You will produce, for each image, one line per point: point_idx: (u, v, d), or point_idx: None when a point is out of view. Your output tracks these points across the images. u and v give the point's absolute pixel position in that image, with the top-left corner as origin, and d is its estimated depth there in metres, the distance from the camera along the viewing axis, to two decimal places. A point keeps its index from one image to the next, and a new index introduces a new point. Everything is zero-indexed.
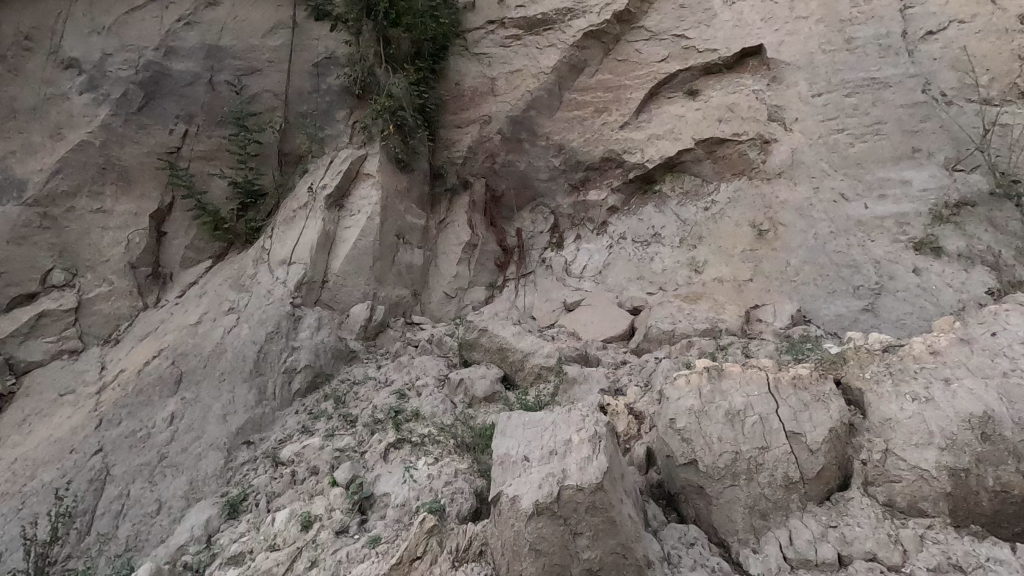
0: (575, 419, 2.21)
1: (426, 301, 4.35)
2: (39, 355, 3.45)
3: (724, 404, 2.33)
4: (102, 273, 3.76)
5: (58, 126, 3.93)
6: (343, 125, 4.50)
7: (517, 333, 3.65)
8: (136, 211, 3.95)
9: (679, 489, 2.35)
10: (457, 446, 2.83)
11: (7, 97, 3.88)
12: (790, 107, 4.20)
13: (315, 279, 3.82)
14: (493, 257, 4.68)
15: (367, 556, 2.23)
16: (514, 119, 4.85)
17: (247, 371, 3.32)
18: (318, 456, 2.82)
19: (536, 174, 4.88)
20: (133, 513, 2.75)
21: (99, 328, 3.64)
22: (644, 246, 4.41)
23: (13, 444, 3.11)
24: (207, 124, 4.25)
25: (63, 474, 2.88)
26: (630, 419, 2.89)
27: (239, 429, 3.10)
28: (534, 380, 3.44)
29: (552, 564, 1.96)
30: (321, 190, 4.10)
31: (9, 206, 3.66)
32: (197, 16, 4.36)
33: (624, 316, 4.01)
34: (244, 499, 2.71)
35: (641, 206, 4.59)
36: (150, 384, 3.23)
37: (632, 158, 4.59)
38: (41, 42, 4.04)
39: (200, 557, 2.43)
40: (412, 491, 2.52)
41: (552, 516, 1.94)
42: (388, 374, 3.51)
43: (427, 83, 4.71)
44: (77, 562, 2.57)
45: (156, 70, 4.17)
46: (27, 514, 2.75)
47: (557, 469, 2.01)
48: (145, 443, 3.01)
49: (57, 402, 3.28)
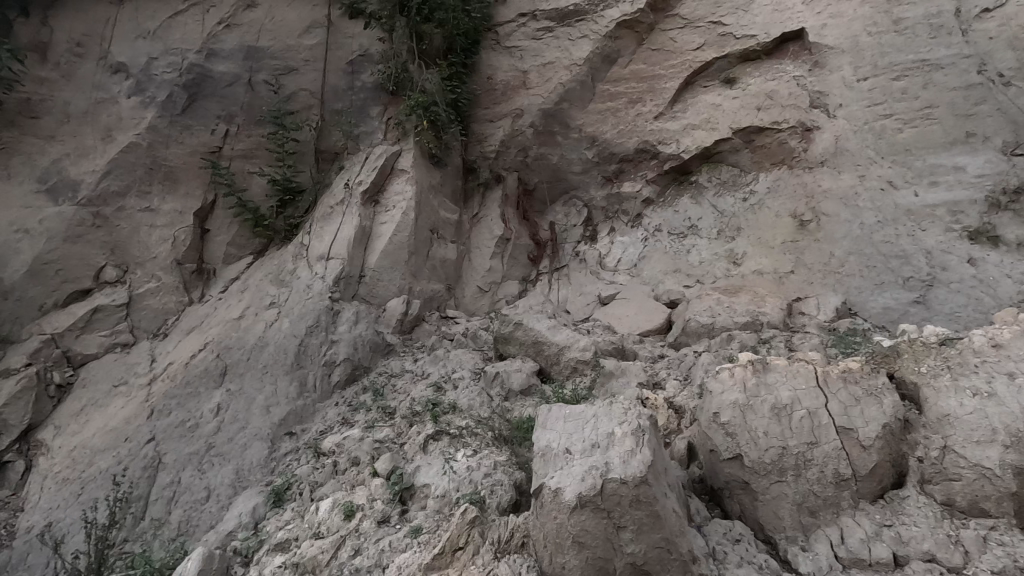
0: (617, 412, 2.19)
1: (460, 296, 4.38)
2: (95, 348, 3.62)
3: (769, 398, 2.26)
4: (151, 270, 3.91)
5: (108, 129, 4.09)
6: (377, 121, 4.54)
7: (553, 327, 3.64)
8: (181, 209, 4.09)
9: (723, 485, 2.30)
10: (495, 438, 2.84)
11: (61, 101, 4.06)
12: (833, 93, 4.06)
13: (352, 273, 3.88)
14: (527, 251, 4.67)
15: (409, 546, 2.27)
16: (547, 112, 4.81)
17: (289, 364, 3.41)
18: (358, 447, 2.87)
19: (569, 166, 4.83)
20: (184, 500, 2.87)
21: (148, 322, 3.79)
22: (681, 238, 4.33)
23: (72, 432, 3.26)
24: (247, 123, 4.35)
25: (119, 461, 3.02)
26: (669, 413, 2.85)
27: (281, 420, 3.18)
28: (569, 374, 3.43)
29: (595, 557, 1.96)
30: (357, 186, 4.15)
31: (64, 206, 3.83)
32: (236, 19, 4.46)
33: (660, 310, 3.95)
34: (288, 488, 2.79)
35: (677, 197, 4.50)
36: (197, 376, 3.34)
37: (667, 149, 4.50)
38: (92, 48, 4.21)
39: (248, 544, 2.50)
40: (451, 482, 2.54)
41: (595, 509, 1.94)
42: (425, 367, 3.55)
43: (459, 78, 4.73)
44: (134, 545, 2.70)
45: (198, 72, 4.29)
46: (87, 499, 2.90)
47: (600, 462, 2.00)
48: (193, 432, 3.12)
49: (111, 393, 3.43)
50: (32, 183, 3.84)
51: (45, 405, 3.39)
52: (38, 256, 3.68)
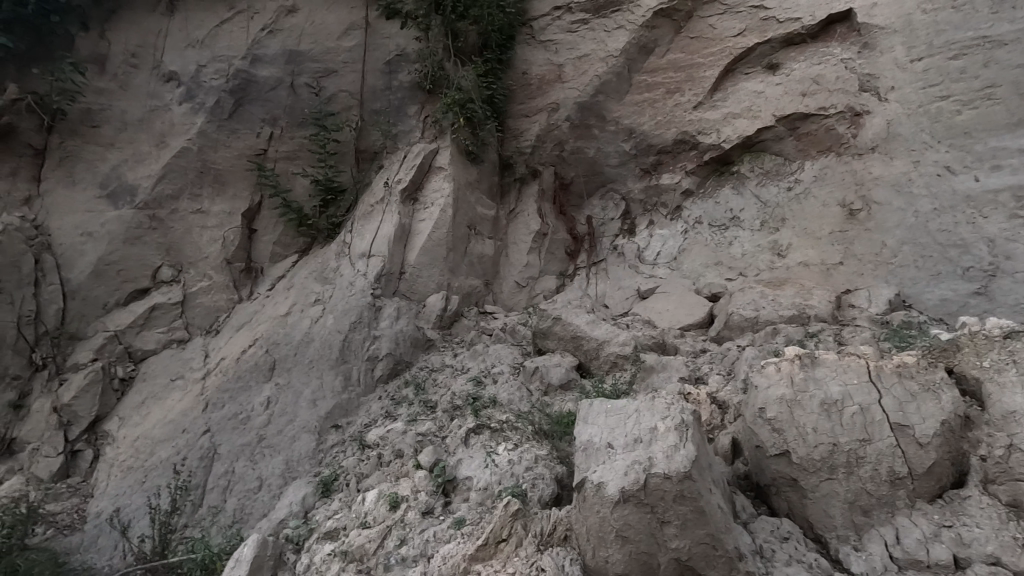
0: (660, 407, 2.17)
1: (498, 291, 4.40)
2: (153, 344, 3.82)
3: (818, 393, 2.20)
4: (202, 270, 4.08)
5: (162, 135, 4.29)
6: (414, 120, 4.60)
7: (592, 322, 3.63)
8: (230, 210, 4.25)
9: (770, 481, 2.25)
10: (535, 433, 2.86)
11: (118, 110, 4.28)
12: (884, 75, 3.89)
13: (392, 270, 3.95)
14: (564, 246, 4.66)
15: (453, 537, 2.32)
16: (583, 105, 4.76)
17: (333, 359, 3.50)
18: (402, 439, 2.93)
19: (606, 159, 4.77)
20: (238, 488, 3.01)
21: (202, 320, 3.96)
22: (722, 230, 4.23)
23: (134, 423, 3.45)
24: (290, 126, 4.48)
25: (178, 451, 3.18)
26: (713, 408, 2.80)
27: (328, 413, 3.28)
28: (609, 369, 3.43)
29: (639, 551, 1.96)
30: (395, 184, 4.21)
31: (123, 210, 4.05)
32: (279, 24, 4.60)
33: (701, 303, 3.88)
34: (335, 479, 2.88)
35: (718, 188, 4.39)
36: (248, 371, 3.47)
37: (707, 139, 4.40)
38: (146, 58, 4.43)
39: (299, 531, 2.60)
40: (493, 475, 2.57)
41: (639, 503, 1.93)
42: (465, 362, 3.60)
43: (495, 74, 4.73)
44: (194, 530, 2.86)
45: (244, 78, 4.44)
46: (150, 486, 3.08)
47: (643, 457, 1.99)
48: (245, 424, 3.26)
49: (169, 386, 3.61)
50: (95, 189, 4.08)
51: (110, 398, 3.61)
52: (101, 258, 3.91)
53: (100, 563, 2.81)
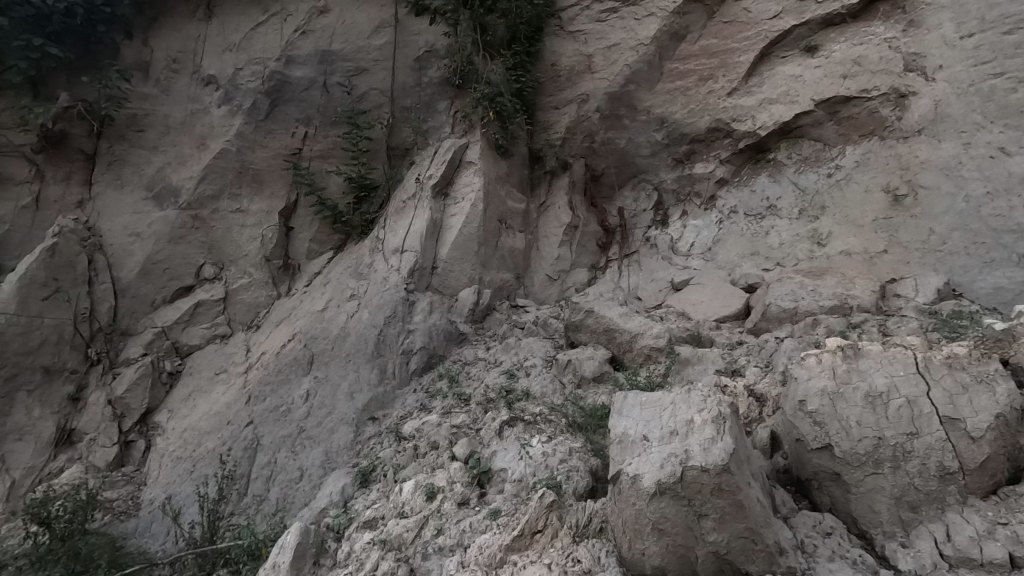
0: (696, 399, 2.14)
1: (529, 285, 4.40)
2: (198, 339, 3.97)
3: (862, 385, 2.13)
4: (243, 267, 4.22)
5: (202, 137, 4.44)
6: (444, 115, 4.63)
7: (625, 314, 3.60)
8: (268, 209, 4.37)
9: (811, 476, 2.20)
10: (569, 425, 2.86)
11: (162, 114, 4.45)
12: (931, 53, 3.72)
13: (425, 266, 3.98)
14: (595, 238, 4.61)
15: (489, 528, 2.35)
16: (613, 95, 4.69)
17: (369, 353, 3.56)
18: (437, 431, 2.97)
19: (638, 150, 4.69)
20: (281, 478, 3.11)
21: (243, 316, 4.09)
22: (758, 219, 4.12)
23: (182, 415, 3.60)
24: (323, 125, 4.57)
25: (224, 442, 3.31)
26: (750, 401, 2.76)
27: (365, 406, 3.35)
28: (643, 361, 3.41)
29: (676, 545, 1.95)
30: (427, 180, 4.24)
31: (168, 211, 4.21)
32: (311, 25, 4.69)
33: (738, 295, 3.80)
34: (373, 469, 2.94)
35: (754, 176, 4.28)
36: (287, 365, 3.57)
37: (741, 127, 4.30)
38: (186, 63, 4.58)
39: (339, 520, 2.67)
40: (528, 467, 2.59)
41: (675, 496, 1.92)
42: (498, 356, 3.62)
43: (524, 67, 4.70)
44: (240, 518, 2.97)
45: (279, 79, 4.55)
46: (199, 475, 3.21)
47: (680, 449, 1.97)
48: (286, 416, 3.36)
49: (213, 379, 3.75)
50: (142, 191, 4.27)
51: (160, 391, 3.78)
52: (149, 258, 4.09)
53: (154, 547, 2.96)
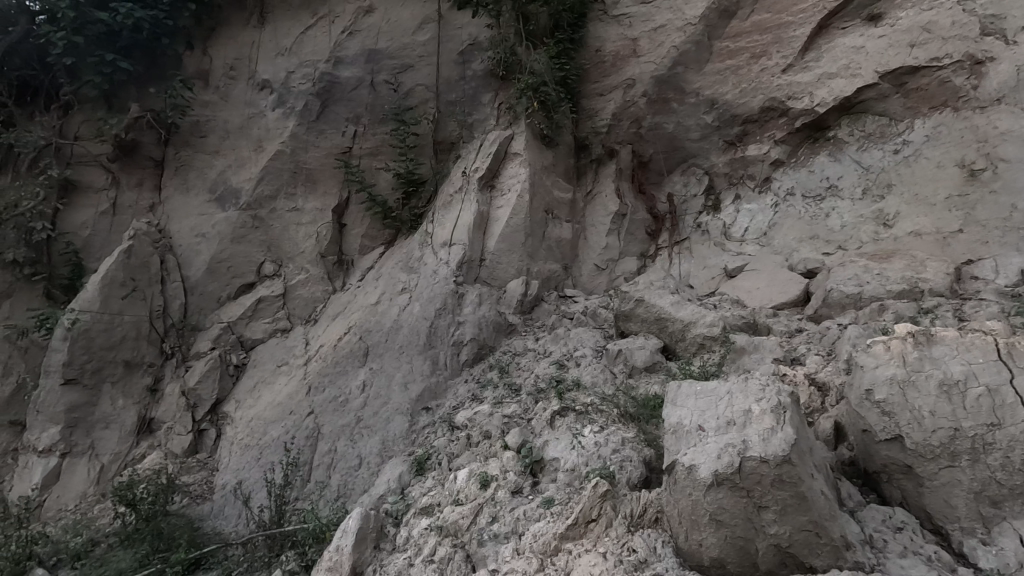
0: (754, 389, 2.08)
1: (578, 275, 4.34)
2: (261, 333, 4.18)
3: (936, 373, 2.01)
4: (300, 264, 4.38)
5: (259, 140, 4.63)
6: (489, 108, 4.64)
7: (676, 302, 3.53)
8: (322, 207, 4.52)
9: (879, 469, 2.11)
10: (621, 416, 2.85)
11: (221, 120, 4.68)
12: (1011, 15, 3.52)
13: (473, 258, 4.01)
14: (644, 225, 4.51)
15: (543, 516, 2.37)
16: (660, 78, 4.55)
17: (421, 345, 3.63)
18: (489, 421, 3.02)
19: (687, 133, 4.55)
20: (341, 465, 3.24)
21: (301, 310, 4.26)
22: (817, 201, 3.94)
23: (248, 405, 3.80)
24: (372, 123, 4.68)
25: (287, 430, 3.48)
26: (811, 390, 2.66)
27: (418, 396, 3.43)
28: (696, 351, 3.32)
29: (735, 537, 1.91)
30: (473, 173, 4.27)
31: (230, 212, 4.43)
32: (357, 25, 4.79)
33: (796, 280, 3.64)
34: (428, 458, 3.01)
35: (812, 156, 4.08)
36: (344, 357, 3.70)
37: (798, 104, 4.10)
38: (242, 70, 4.79)
39: (397, 506, 2.74)
40: (580, 456, 2.59)
41: (733, 487, 1.87)
42: (547, 346, 3.63)
43: (567, 54, 4.63)
44: (304, 503, 3.12)
45: (328, 80, 4.68)
46: (266, 462, 3.39)
47: (737, 440, 1.92)
48: (344, 406, 3.49)
49: (276, 371, 3.93)
50: (206, 194, 4.50)
51: (227, 382, 4.00)
52: (214, 257, 4.32)
53: (227, 529, 3.15)
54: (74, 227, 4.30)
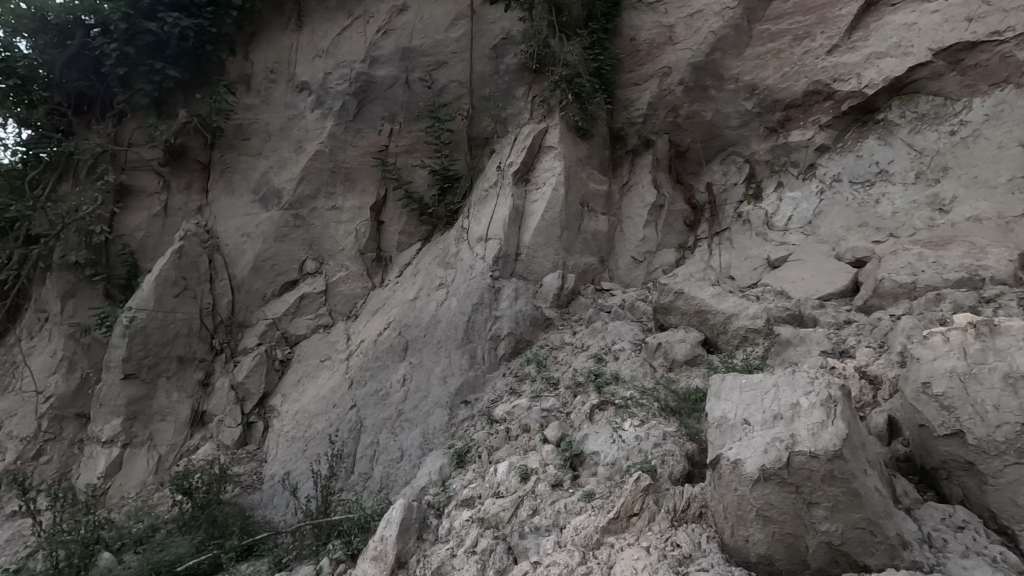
0: (802, 381, 2.02)
1: (614, 268, 4.29)
2: (304, 329, 4.29)
3: (1000, 365, 1.91)
4: (340, 261, 4.48)
5: (299, 141, 4.75)
6: (523, 102, 4.63)
7: (717, 295, 3.46)
8: (360, 205, 4.61)
9: (938, 465, 2.02)
10: (661, 409, 2.81)
11: (263, 122, 4.82)
12: None
13: (509, 252, 4.01)
14: (682, 216, 4.41)
15: (584, 509, 2.37)
16: (697, 65, 4.45)
17: (460, 339, 3.67)
18: (528, 415, 3.05)
19: (726, 121, 4.43)
20: (383, 458, 3.31)
21: (342, 306, 4.36)
22: (867, 186, 3.78)
23: (294, 399, 3.93)
24: (407, 120, 4.73)
25: (332, 423, 3.58)
26: (862, 383, 2.58)
27: (457, 389, 3.47)
28: (739, 344, 3.24)
29: (784, 533, 1.86)
30: (507, 167, 4.26)
31: (273, 212, 4.56)
32: (392, 24, 4.85)
33: (844, 270, 3.51)
34: (468, 451, 3.04)
35: (860, 140, 3.92)
36: (384, 351, 3.77)
37: (845, 86, 3.94)
38: (282, 73, 4.91)
39: (439, 498, 2.79)
40: (621, 450, 2.58)
41: (782, 483, 1.82)
42: (585, 340, 3.62)
43: (602, 44, 4.56)
44: (349, 493, 3.20)
45: (364, 80, 4.75)
46: (312, 454, 3.50)
47: (785, 434, 1.87)
48: (385, 399, 3.55)
49: (319, 365, 4.03)
50: (250, 195, 4.66)
51: (274, 376, 4.14)
52: (259, 255, 4.46)
53: (277, 518, 3.28)
54: (129, 229, 4.52)
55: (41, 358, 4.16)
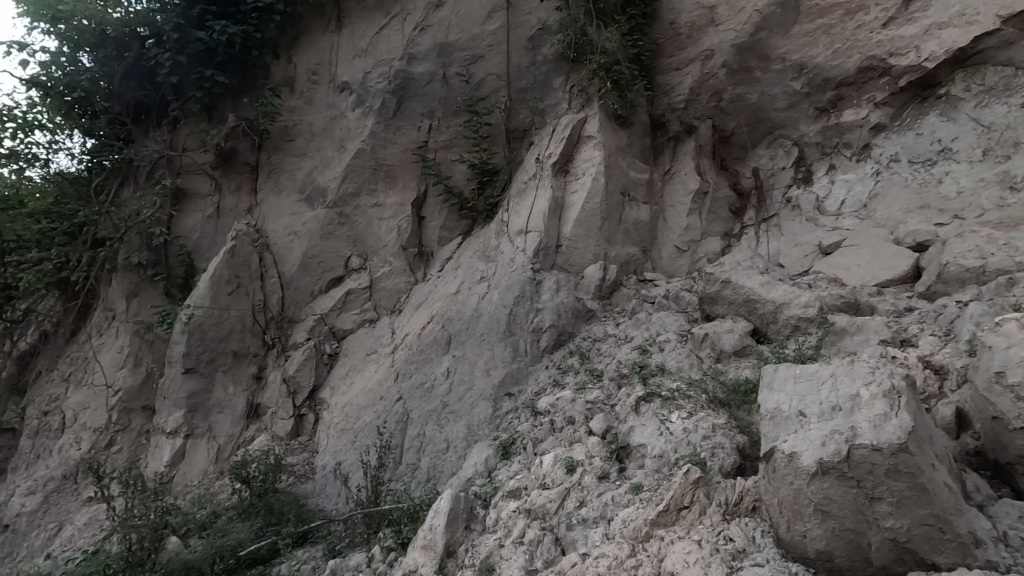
0: (862, 371, 1.95)
1: (657, 258, 4.21)
2: (351, 324, 4.40)
3: None
4: (384, 257, 4.57)
5: (341, 140, 4.85)
6: (561, 92, 4.59)
7: (767, 283, 3.35)
8: (402, 201, 4.68)
9: (1013, 460, 1.90)
10: (709, 401, 2.76)
11: (307, 123, 4.95)
12: None
13: (550, 244, 3.98)
14: (728, 203, 4.28)
15: (632, 502, 2.35)
16: (741, 46, 4.29)
17: (502, 332, 3.68)
18: (572, 407, 3.04)
19: (773, 103, 4.27)
20: (430, 449, 3.38)
21: (386, 301, 4.44)
22: (928, 166, 3.57)
23: (343, 391, 4.04)
24: (446, 116, 4.77)
25: (379, 415, 3.66)
26: (927, 373, 2.45)
27: (500, 382, 3.49)
28: (790, 333, 3.14)
29: (845, 530, 1.79)
30: (546, 159, 4.23)
31: (319, 210, 4.69)
32: (428, 20, 4.87)
33: (904, 254, 3.34)
34: (513, 442, 3.06)
35: (920, 117, 3.72)
36: (428, 345, 3.82)
37: (902, 61, 3.76)
38: (323, 74, 5.02)
39: (486, 489, 2.82)
40: (669, 443, 2.55)
41: (841, 477, 1.76)
42: (628, 332, 3.57)
43: (640, 30, 4.47)
44: (398, 484, 3.28)
45: (403, 77, 4.81)
46: (361, 445, 3.60)
47: (844, 427, 1.80)
48: (430, 392, 3.61)
49: (366, 359, 4.13)
50: (296, 194, 4.80)
51: (323, 370, 4.27)
52: (306, 253, 4.60)
53: (329, 506, 3.39)
54: (185, 230, 4.74)
55: (109, 354, 4.42)
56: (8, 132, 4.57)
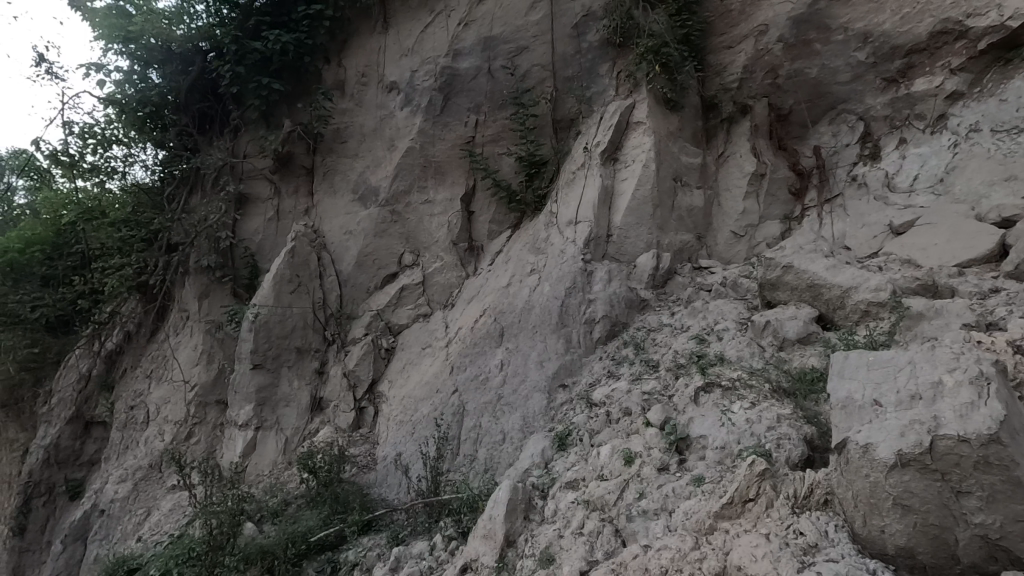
0: (943, 358, 1.84)
1: (712, 244, 4.07)
2: (406, 318, 4.51)
3: None
4: (435, 252, 4.64)
5: (391, 139, 4.96)
6: (608, 79, 4.53)
7: (833, 267, 3.18)
8: (452, 196, 4.73)
9: None
10: (773, 391, 2.67)
11: (358, 124, 5.09)
12: None
13: (601, 233, 3.92)
14: (787, 185, 4.10)
15: (693, 494, 2.30)
16: (798, 18, 4.08)
17: (554, 323, 3.66)
18: (628, 398, 3.01)
19: (834, 76, 4.04)
20: (486, 441, 3.43)
21: (440, 295, 4.52)
22: (1013, 135, 3.30)
23: (400, 384, 4.15)
24: (492, 110, 4.78)
25: (436, 408, 3.73)
26: (1017, 358, 2.28)
27: (555, 373, 3.48)
28: (860, 319, 2.98)
29: (928, 525, 1.69)
30: (595, 147, 4.17)
31: (372, 209, 4.81)
32: (472, 15, 4.89)
33: (987, 232, 3.10)
34: (569, 434, 3.05)
35: (1004, 81, 3.46)
36: (482, 338, 3.85)
37: (980, 22, 3.51)
38: (372, 75, 5.13)
39: (544, 480, 2.83)
40: (731, 434, 2.48)
41: (924, 469, 1.66)
42: (684, 321, 3.49)
43: (689, 9, 4.33)
44: (457, 474, 3.34)
45: (449, 74, 4.85)
46: (419, 437, 3.68)
47: (926, 417, 1.71)
48: (485, 383, 3.65)
49: (421, 353, 4.21)
50: (351, 194, 4.94)
51: (381, 364, 4.39)
52: (362, 251, 4.73)
53: (391, 496, 3.50)
54: (249, 233, 4.97)
55: (185, 352, 4.71)
56: (89, 148, 4.93)
